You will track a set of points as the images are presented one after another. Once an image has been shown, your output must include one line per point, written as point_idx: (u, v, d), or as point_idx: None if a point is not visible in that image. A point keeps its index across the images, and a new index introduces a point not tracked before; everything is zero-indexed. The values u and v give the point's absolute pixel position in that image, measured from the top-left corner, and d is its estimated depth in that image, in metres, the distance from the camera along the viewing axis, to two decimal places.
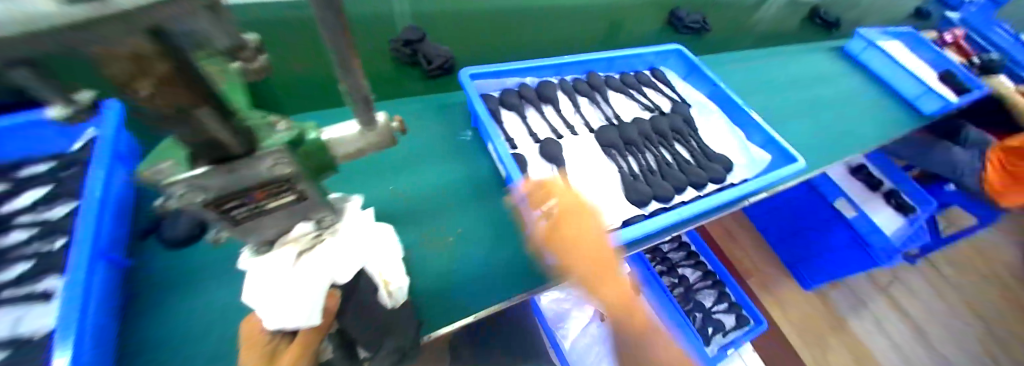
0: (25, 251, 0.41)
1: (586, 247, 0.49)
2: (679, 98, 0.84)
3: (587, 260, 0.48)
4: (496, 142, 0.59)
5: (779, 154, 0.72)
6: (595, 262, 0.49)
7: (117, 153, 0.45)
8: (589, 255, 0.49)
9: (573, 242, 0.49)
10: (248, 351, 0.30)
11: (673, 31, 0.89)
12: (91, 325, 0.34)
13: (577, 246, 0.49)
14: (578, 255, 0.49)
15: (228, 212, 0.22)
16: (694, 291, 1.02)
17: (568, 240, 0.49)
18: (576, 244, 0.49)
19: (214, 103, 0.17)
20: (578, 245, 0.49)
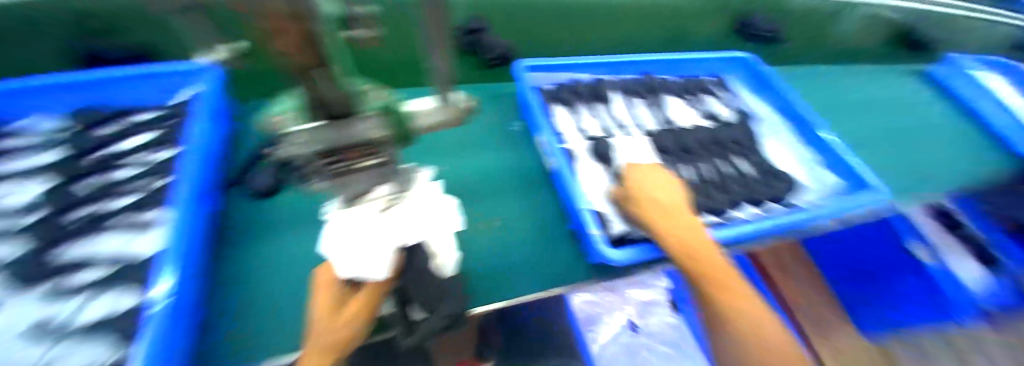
0: (132, 185, 0.47)
1: (676, 229, 0.40)
2: (743, 109, 0.78)
3: (680, 245, 0.39)
4: (545, 133, 0.57)
5: (854, 179, 0.64)
6: (688, 248, 0.39)
7: (214, 110, 0.50)
8: (683, 240, 0.39)
9: (656, 220, 0.41)
10: (324, 293, 0.34)
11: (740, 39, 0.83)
12: (190, 257, 0.39)
13: (663, 227, 0.40)
14: (670, 238, 0.39)
15: (329, 166, 0.23)
16: None
17: (652, 220, 0.41)
18: (662, 225, 0.40)
19: (341, 68, 0.17)
20: (663, 226, 0.40)
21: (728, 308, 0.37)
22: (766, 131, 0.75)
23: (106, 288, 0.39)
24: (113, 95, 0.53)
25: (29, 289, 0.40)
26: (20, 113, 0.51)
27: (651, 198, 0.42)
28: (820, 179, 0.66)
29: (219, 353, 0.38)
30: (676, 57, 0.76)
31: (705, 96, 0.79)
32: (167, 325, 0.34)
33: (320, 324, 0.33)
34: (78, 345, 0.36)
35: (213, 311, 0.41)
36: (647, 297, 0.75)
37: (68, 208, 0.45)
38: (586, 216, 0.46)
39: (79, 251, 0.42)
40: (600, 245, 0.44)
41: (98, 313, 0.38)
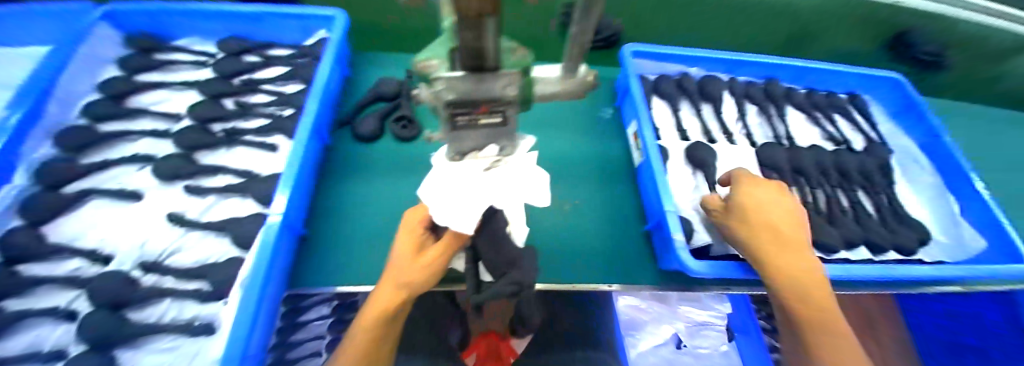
0: (265, 111, 0.54)
1: (777, 252, 0.36)
2: (878, 137, 0.67)
3: (774, 270, 0.36)
4: (640, 121, 0.52)
5: (1005, 245, 0.50)
6: (784, 274, 0.36)
7: (340, 54, 0.54)
8: (781, 265, 0.36)
9: (754, 239, 0.37)
10: (406, 234, 0.37)
11: (894, 58, 0.70)
12: (302, 184, 0.44)
13: (760, 248, 0.37)
14: (765, 261, 0.36)
15: (456, 117, 0.23)
16: None
17: (751, 237, 0.37)
18: (759, 245, 0.37)
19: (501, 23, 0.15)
20: (762, 247, 0.37)
21: (829, 346, 0.34)
22: (901, 166, 0.64)
23: (231, 194, 0.46)
24: (256, 27, 0.59)
25: (173, 182, 0.46)
26: (180, 33, 0.60)
27: (757, 214, 0.38)
28: (955, 234, 0.55)
29: (310, 273, 0.43)
30: (810, 66, 0.66)
31: (834, 114, 0.68)
32: (280, 237, 0.39)
33: (400, 262, 0.35)
34: (208, 237, 0.43)
35: (310, 235, 0.45)
36: (702, 318, 0.68)
37: (206, 122, 0.51)
38: (671, 220, 0.43)
39: (211, 159, 0.49)
40: (682, 252, 0.40)
41: (223, 214, 0.45)
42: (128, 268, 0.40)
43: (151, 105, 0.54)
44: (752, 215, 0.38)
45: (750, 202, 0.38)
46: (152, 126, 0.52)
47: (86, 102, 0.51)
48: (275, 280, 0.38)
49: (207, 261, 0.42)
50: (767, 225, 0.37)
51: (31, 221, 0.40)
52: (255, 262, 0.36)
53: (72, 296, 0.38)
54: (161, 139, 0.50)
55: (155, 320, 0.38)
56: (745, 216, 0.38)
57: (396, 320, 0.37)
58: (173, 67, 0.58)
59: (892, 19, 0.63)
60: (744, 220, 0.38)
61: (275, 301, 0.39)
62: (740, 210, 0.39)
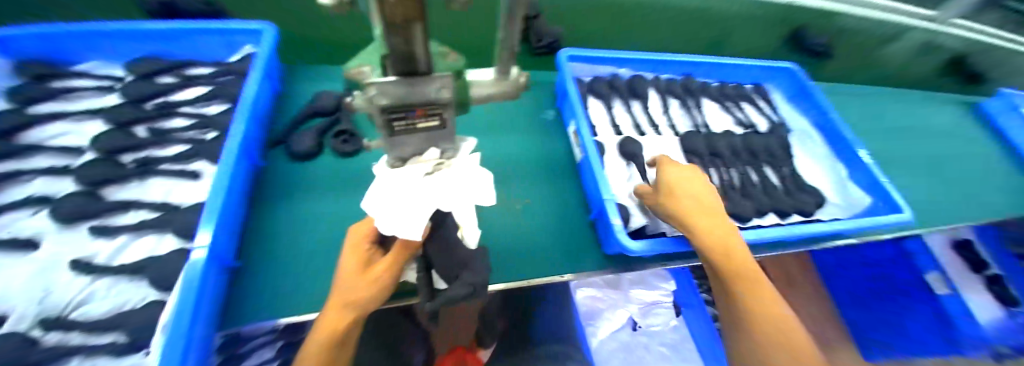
0: (185, 135, 0.49)
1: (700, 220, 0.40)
2: (777, 119, 0.78)
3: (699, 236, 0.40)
4: (577, 120, 0.56)
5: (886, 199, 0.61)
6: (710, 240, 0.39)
7: (268, 72, 0.51)
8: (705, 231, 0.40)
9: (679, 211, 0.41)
10: (351, 251, 0.35)
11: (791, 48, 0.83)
12: (230, 212, 0.40)
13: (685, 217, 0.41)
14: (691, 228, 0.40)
15: (392, 121, 0.24)
16: None
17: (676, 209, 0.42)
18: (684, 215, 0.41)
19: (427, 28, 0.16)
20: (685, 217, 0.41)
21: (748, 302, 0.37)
22: (798, 143, 0.76)
23: (148, 230, 0.41)
24: (168, 45, 0.53)
25: (77, 225, 0.41)
26: (82, 57, 0.52)
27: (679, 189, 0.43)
28: (846, 196, 0.67)
29: (245, 308, 0.39)
30: (721, 62, 0.75)
31: (742, 103, 0.79)
32: (208, 272, 0.35)
33: (346, 280, 0.34)
34: (120, 283, 0.38)
35: (244, 266, 0.42)
36: (651, 298, 0.72)
37: (116, 153, 0.46)
38: (609, 206, 0.47)
39: (123, 196, 0.44)
40: (620, 234, 0.44)
41: (139, 254, 0.40)
42: (25, 328, 0.34)
43: (48, 140, 0.47)
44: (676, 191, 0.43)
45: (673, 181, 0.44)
46: (50, 163, 0.45)
47: None
48: (204, 321, 0.35)
49: (124, 308, 0.37)
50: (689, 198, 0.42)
51: None
52: (178, 302, 0.32)
53: None
54: (61, 177, 0.44)
55: None
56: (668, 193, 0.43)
57: (348, 342, 0.35)
58: (72, 96, 0.51)
59: (789, 15, 0.73)
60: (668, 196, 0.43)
61: (207, 343, 0.35)
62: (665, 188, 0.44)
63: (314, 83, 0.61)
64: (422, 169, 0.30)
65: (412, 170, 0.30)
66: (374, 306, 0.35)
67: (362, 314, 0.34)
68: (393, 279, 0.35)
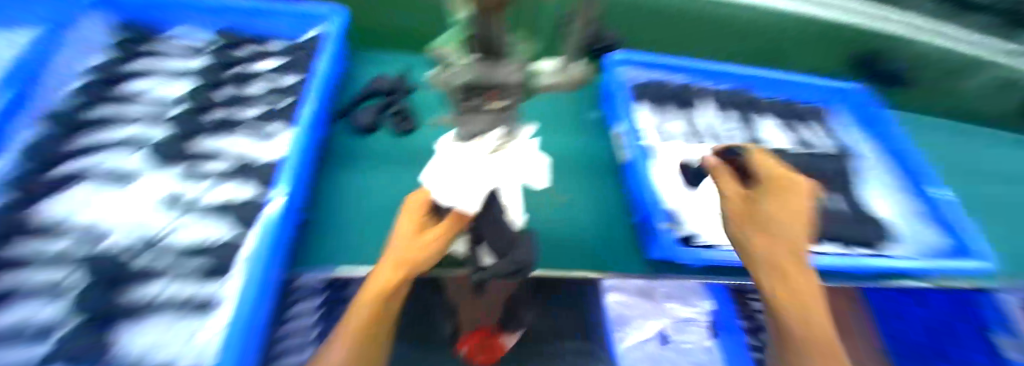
0: (262, 100, 0.54)
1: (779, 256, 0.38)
2: (839, 145, 0.73)
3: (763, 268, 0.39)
4: (626, 121, 0.55)
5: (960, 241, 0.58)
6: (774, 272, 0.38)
7: (339, 50, 0.55)
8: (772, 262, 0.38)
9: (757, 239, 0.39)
10: (409, 217, 0.38)
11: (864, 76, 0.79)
12: (303, 173, 0.44)
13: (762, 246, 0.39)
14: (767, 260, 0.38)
15: (466, 102, 0.25)
16: None
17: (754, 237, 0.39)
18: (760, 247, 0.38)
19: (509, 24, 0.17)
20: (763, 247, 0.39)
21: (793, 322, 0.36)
22: (868, 169, 0.70)
23: (229, 178, 0.46)
24: (253, 21, 0.60)
25: (169, 165, 0.47)
26: (173, 25, 0.60)
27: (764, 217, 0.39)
28: (919, 231, 0.61)
29: (308, 260, 0.43)
30: (782, 78, 0.72)
31: (801, 124, 0.74)
32: (284, 218, 0.39)
33: (403, 240, 0.36)
34: (206, 219, 0.42)
35: (308, 223, 0.46)
36: (686, 315, 0.70)
37: (203, 109, 0.51)
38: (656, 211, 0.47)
39: (216, 144, 0.49)
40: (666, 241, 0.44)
41: (222, 197, 0.45)
42: (124, 247, 0.39)
43: (145, 91, 0.54)
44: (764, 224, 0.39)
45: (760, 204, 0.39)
46: (148, 111, 0.52)
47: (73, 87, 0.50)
48: (278, 264, 0.38)
49: (205, 242, 0.41)
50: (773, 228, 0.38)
51: None
52: (261, 238, 0.36)
53: (65, 274, 0.36)
54: (157, 124, 0.50)
55: (152, 297, 0.36)
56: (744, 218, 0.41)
57: (398, 298, 0.37)
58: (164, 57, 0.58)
59: (850, 39, 0.71)
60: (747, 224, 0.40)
61: (279, 285, 0.38)
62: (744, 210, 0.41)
63: (377, 62, 0.64)
64: None
65: None
66: (424, 269, 0.37)
67: (414, 273, 0.36)
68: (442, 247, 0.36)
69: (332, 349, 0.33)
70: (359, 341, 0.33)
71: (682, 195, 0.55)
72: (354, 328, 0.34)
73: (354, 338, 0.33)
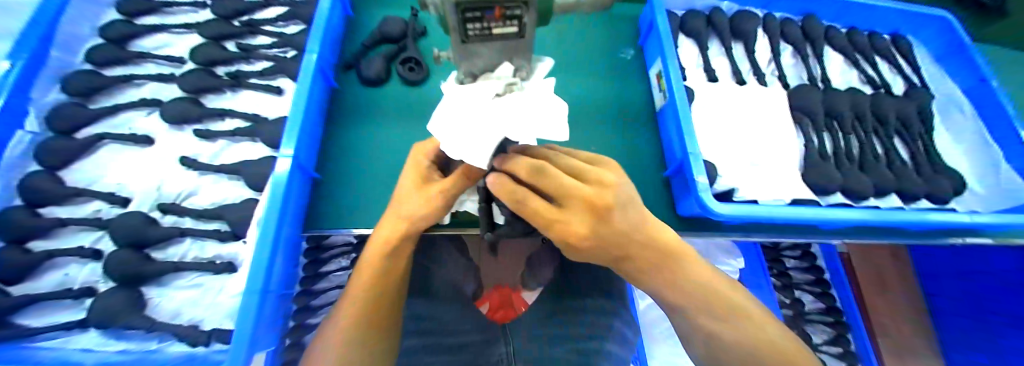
0: (266, 53, 0.50)
1: (640, 228, 0.26)
2: (920, 82, 0.60)
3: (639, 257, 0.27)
4: (667, 57, 0.48)
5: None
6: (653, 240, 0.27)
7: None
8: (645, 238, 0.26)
9: (613, 241, 0.24)
10: (411, 169, 0.35)
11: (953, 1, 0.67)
12: (310, 129, 0.42)
13: (625, 238, 0.25)
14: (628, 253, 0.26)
15: (466, 24, 0.21)
16: (805, 320, 0.66)
17: (609, 241, 0.24)
18: (623, 243, 0.25)
19: None
20: (623, 240, 0.25)
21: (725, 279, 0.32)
22: (936, 110, 0.59)
23: (241, 138, 0.44)
24: None
25: (182, 127, 0.45)
26: None
27: (598, 181, 0.24)
28: (992, 183, 0.52)
29: (326, 218, 0.43)
30: (861, 3, 0.59)
31: (877, 58, 0.62)
32: (293, 177, 0.38)
33: (407, 195, 0.34)
34: (222, 180, 0.43)
35: (322, 180, 0.45)
36: None
37: (210, 65, 0.48)
38: (696, 163, 0.41)
39: (218, 104, 0.47)
40: (704, 197, 0.39)
41: (235, 158, 0.44)
42: (147, 210, 0.41)
43: (153, 50, 0.52)
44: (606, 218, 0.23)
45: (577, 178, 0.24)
46: (158, 70, 0.51)
47: (88, 48, 0.51)
48: (291, 223, 0.39)
49: (223, 204, 0.42)
50: (623, 200, 0.24)
51: (48, 167, 0.42)
52: (270, 196, 0.36)
53: (93, 239, 0.41)
54: (166, 84, 0.49)
55: (177, 260, 0.40)
56: (564, 225, 0.23)
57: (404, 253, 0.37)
58: (169, 10, 0.55)
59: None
60: (574, 233, 0.23)
61: (292, 242, 0.40)
62: (553, 212, 0.23)
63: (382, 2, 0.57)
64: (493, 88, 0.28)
65: (483, 87, 0.28)
66: (427, 224, 0.36)
67: (416, 228, 0.35)
68: (446, 203, 0.34)
69: (343, 311, 0.35)
70: (363, 306, 0.34)
71: (724, 145, 0.50)
72: (359, 293, 0.35)
73: (360, 303, 0.35)
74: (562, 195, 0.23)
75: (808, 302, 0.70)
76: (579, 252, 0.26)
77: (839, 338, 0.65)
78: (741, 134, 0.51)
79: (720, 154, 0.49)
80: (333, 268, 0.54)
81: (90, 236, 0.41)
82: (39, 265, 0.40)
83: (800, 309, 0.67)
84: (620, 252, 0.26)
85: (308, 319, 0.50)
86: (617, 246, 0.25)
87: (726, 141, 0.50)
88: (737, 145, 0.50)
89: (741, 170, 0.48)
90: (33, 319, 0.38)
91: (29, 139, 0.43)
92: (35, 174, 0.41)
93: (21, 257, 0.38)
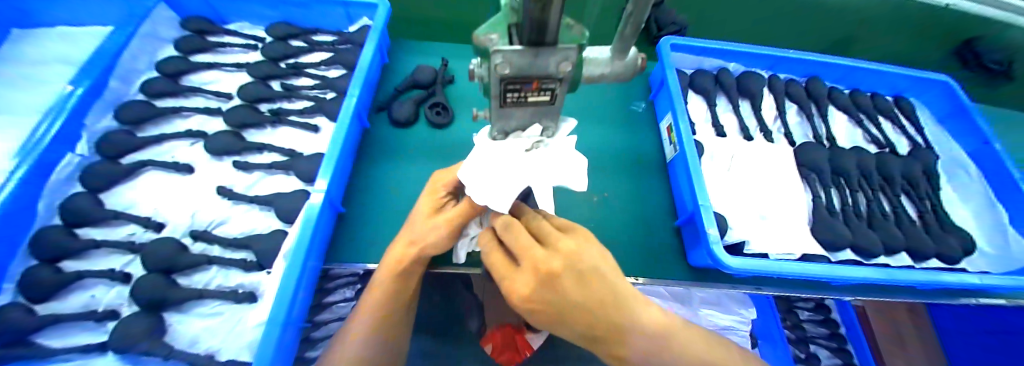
0: (307, 93, 0.54)
1: (609, 305, 0.25)
2: (923, 142, 0.63)
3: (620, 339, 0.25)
4: (677, 113, 0.51)
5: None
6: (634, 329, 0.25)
7: (380, 42, 0.54)
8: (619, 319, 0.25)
9: (570, 312, 0.24)
10: (427, 197, 0.38)
11: (954, 65, 0.70)
12: (342, 165, 0.45)
13: (588, 312, 0.24)
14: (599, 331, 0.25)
15: (505, 93, 0.24)
16: None
17: (562, 313, 0.25)
18: (587, 317, 0.25)
19: (554, 14, 0.15)
20: (581, 315, 0.25)
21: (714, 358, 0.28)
22: (942, 170, 0.61)
23: (277, 170, 0.47)
24: (301, 12, 0.59)
25: (222, 158, 0.48)
26: (231, 19, 0.63)
27: (555, 249, 0.25)
28: (1001, 245, 0.52)
29: (347, 252, 0.44)
30: (861, 67, 0.63)
31: (880, 118, 0.65)
32: (322, 211, 0.40)
33: (419, 223, 0.37)
34: (254, 211, 0.45)
35: (347, 214, 0.47)
36: (725, 323, 0.64)
37: (255, 101, 0.52)
38: (707, 215, 0.42)
39: (257, 138, 0.51)
40: (716, 248, 0.40)
41: (268, 190, 0.47)
42: (179, 236, 0.43)
43: (204, 84, 0.57)
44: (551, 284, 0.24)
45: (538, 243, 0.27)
46: (206, 104, 0.54)
47: (143, 80, 0.55)
48: (315, 255, 0.40)
49: (253, 233, 0.44)
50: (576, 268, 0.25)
51: (90, 189, 0.45)
52: (301, 225, 0.38)
53: (124, 262, 0.43)
54: (213, 116, 0.52)
55: (201, 288, 0.41)
56: (514, 280, 0.26)
57: (413, 283, 0.38)
58: (222, 50, 0.60)
59: (936, 23, 0.62)
60: (518, 291, 0.26)
61: (315, 273, 0.40)
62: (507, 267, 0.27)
63: (416, 51, 0.62)
64: (522, 145, 0.30)
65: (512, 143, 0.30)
66: (437, 251, 0.37)
67: (426, 254, 0.37)
68: (456, 231, 0.36)
69: (350, 332, 0.36)
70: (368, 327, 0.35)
71: (734, 198, 0.52)
72: (367, 315, 0.35)
73: (364, 328, 0.35)
74: (518, 254, 0.26)
75: (824, 358, 0.66)
76: (537, 317, 0.26)
77: None
78: (751, 188, 0.53)
79: (729, 207, 0.51)
80: (338, 299, 0.54)
81: (121, 258, 0.43)
82: (68, 285, 0.41)
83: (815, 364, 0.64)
84: (586, 327, 0.25)
85: (307, 352, 0.49)
86: (576, 320, 0.25)
87: (736, 195, 0.52)
88: (747, 199, 0.52)
89: (751, 224, 0.49)
90: (54, 340, 0.39)
91: (77, 162, 0.46)
92: (80, 196, 0.44)
93: (53, 276, 0.40)
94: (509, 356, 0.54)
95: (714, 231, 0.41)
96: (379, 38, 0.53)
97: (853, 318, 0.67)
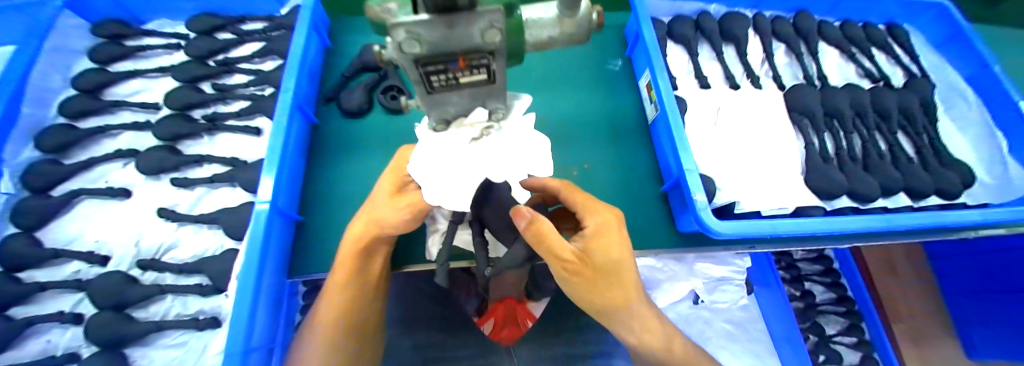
0: (243, 92, 0.48)
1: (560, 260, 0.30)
2: (918, 71, 0.58)
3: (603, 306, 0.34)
4: (654, 69, 0.46)
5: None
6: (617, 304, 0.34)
7: (314, 22, 0.47)
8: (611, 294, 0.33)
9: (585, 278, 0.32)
10: (390, 174, 0.33)
11: None
12: (287, 169, 0.40)
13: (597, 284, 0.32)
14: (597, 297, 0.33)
15: (427, 77, 0.19)
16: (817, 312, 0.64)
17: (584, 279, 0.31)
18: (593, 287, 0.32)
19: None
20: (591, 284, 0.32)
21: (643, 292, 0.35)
22: (936, 98, 0.57)
23: (220, 184, 0.43)
24: None
25: (160, 176, 0.44)
26: (150, 16, 0.55)
27: (605, 231, 0.32)
28: (1001, 175, 0.50)
29: (313, 261, 0.42)
30: None
31: (873, 49, 0.60)
32: (271, 223, 0.36)
33: (379, 205, 0.33)
34: (202, 230, 0.42)
35: (307, 221, 0.44)
36: (720, 274, 0.63)
37: (186, 109, 0.47)
38: (692, 180, 0.39)
39: (195, 150, 0.46)
40: (704, 214, 0.37)
41: (214, 206, 0.43)
42: (126, 268, 0.40)
43: (128, 96, 0.51)
44: (591, 258, 0.31)
45: (591, 228, 0.32)
46: (134, 118, 0.49)
47: (60, 100, 0.49)
48: (273, 271, 0.37)
49: (206, 255, 0.41)
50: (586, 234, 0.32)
51: (24, 228, 0.41)
52: (250, 239, 0.35)
53: (76, 301, 0.40)
54: (143, 132, 0.48)
55: (160, 319, 0.39)
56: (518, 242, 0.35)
57: (375, 272, 0.38)
58: (143, 54, 0.54)
59: None
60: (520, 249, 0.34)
61: (276, 288, 0.38)
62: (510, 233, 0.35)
63: (362, 29, 0.56)
64: (467, 134, 0.25)
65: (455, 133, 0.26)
66: (399, 231, 0.34)
67: (388, 232, 0.34)
68: (421, 214, 0.33)
69: (317, 332, 0.36)
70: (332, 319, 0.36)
71: (722, 155, 0.48)
72: (336, 296, 0.35)
73: (336, 311, 0.36)
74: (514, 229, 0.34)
75: (819, 293, 0.67)
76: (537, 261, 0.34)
77: (854, 328, 0.62)
78: (738, 142, 0.49)
79: (716, 166, 0.47)
80: None
81: (70, 298, 0.40)
82: (23, 331, 0.38)
83: (810, 301, 0.65)
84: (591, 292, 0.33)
85: None
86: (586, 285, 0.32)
87: (724, 152, 0.48)
88: (735, 155, 0.48)
89: (740, 181, 0.46)
90: None
91: (6, 200, 0.41)
92: (13, 237, 0.40)
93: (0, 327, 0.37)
94: (509, 331, 0.55)
95: (700, 197, 0.38)
96: (312, 20, 0.46)
97: (846, 253, 0.67)
